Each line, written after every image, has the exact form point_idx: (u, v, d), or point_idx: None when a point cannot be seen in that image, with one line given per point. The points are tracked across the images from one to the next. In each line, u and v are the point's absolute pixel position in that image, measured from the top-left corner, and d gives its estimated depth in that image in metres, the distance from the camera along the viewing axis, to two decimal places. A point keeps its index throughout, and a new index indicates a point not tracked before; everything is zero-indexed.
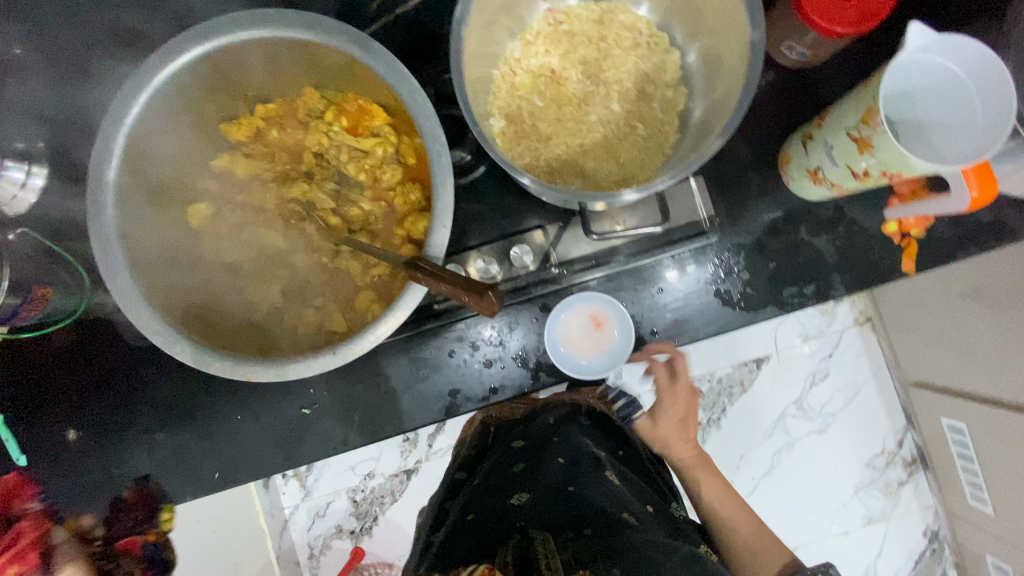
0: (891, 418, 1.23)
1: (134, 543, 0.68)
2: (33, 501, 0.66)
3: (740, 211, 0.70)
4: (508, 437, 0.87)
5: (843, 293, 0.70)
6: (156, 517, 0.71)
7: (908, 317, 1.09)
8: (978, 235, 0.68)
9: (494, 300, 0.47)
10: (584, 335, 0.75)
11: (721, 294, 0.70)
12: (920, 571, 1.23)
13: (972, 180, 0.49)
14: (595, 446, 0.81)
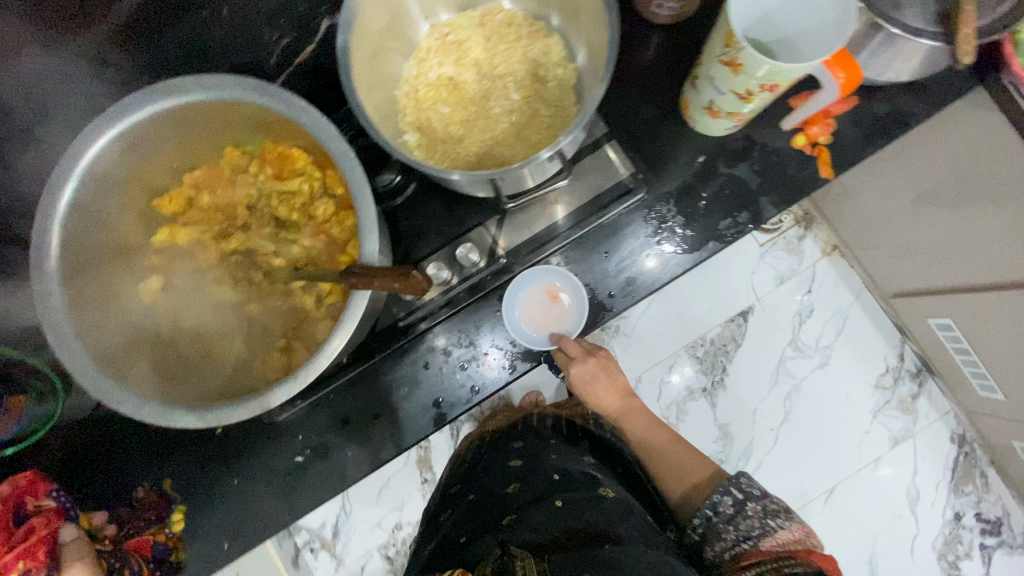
0: (886, 334, 1.28)
1: (144, 543, 0.72)
2: (48, 498, 0.66)
3: (659, 162, 0.74)
4: (503, 455, 0.88)
5: (776, 212, 0.73)
6: (167, 517, 0.72)
7: (869, 236, 1.16)
8: (877, 128, 0.73)
9: (421, 277, 0.51)
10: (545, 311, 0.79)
11: (663, 244, 0.74)
12: (961, 479, 1.26)
13: (837, 69, 0.53)
14: (592, 467, 0.81)
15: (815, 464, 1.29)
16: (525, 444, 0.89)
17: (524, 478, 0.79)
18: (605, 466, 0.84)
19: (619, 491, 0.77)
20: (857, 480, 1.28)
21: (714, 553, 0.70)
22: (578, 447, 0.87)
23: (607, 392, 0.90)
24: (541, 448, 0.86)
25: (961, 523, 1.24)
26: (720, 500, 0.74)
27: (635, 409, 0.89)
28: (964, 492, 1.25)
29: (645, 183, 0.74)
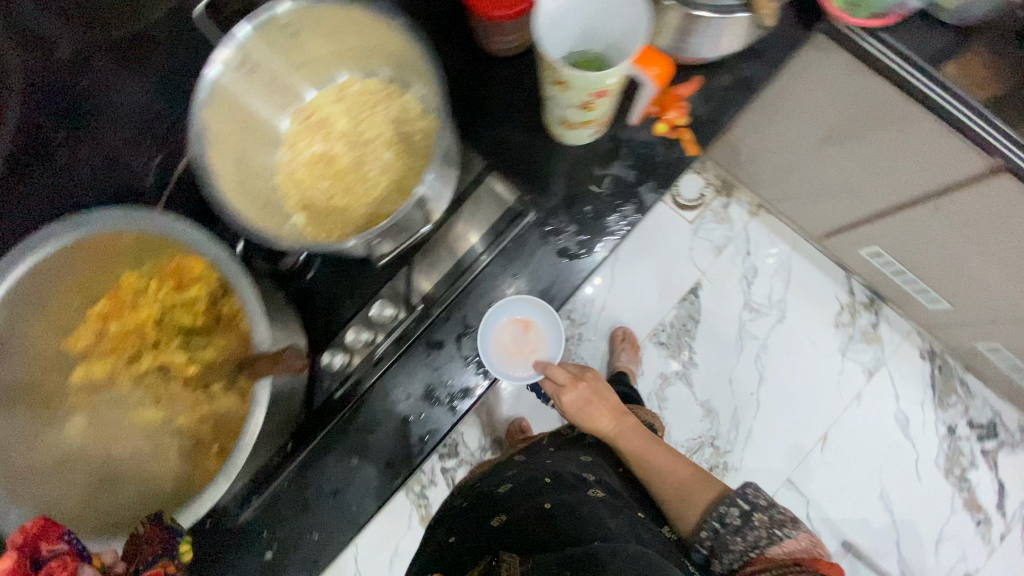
0: (826, 276, 1.45)
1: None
2: None
3: (541, 179, 0.78)
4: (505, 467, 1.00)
5: (658, 197, 0.78)
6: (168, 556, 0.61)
7: (793, 184, 1.31)
8: (728, 98, 0.78)
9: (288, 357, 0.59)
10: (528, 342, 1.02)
11: (563, 252, 0.77)
12: (941, 390, 1.40)
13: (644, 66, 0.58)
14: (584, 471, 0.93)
15: (802, 413, 1.42)
16: (528, 456, 1.02)
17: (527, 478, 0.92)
18: (600, 461, 0.97)
19: (612, 490, 0.89)
20: (847, 418, 1.41)
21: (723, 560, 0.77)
22: (573, 455, 0.98)
23: (602, 417, 0.97)
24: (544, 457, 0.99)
25: (955, 435, 1.39)
26: (726, 512, 0.81)
27: (630, 427, 0.96)
28: (945, 404, 1.40)
29: (533, 202, 0.78)
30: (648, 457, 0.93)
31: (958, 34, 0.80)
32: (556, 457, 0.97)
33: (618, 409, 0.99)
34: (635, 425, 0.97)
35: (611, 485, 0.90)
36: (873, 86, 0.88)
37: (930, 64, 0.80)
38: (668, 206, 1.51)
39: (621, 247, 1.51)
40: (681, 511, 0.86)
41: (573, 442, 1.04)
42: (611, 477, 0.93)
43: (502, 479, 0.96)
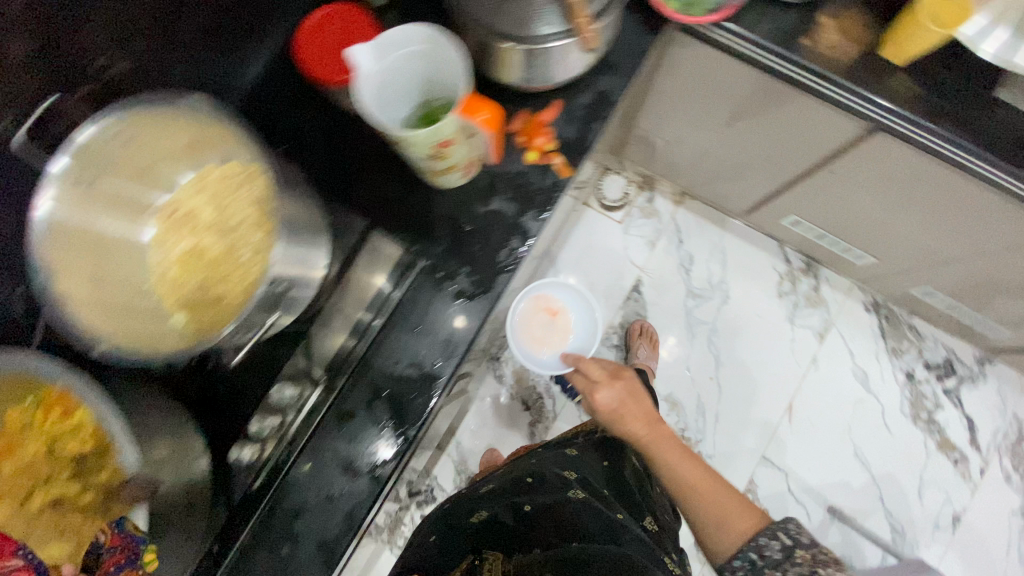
0: (760, 250, 1.47)
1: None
2: None
3: (424, 226, 0.77)
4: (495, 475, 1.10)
5: (543, 224, 0.78)
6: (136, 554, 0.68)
7: (705, 169, 1.33)
8: (590, 116, 0.79)
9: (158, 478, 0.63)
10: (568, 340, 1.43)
11: (458, 295, 0.76)
12: (891, 339, 1.42)
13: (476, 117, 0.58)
14: (569, 471, 1.04)
15: (764, 388, 1.43)
16: (517, 459, 1.14)
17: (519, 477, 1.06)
18: (585, 454, 1.10)
19: (592, 487, 1.00)
20: (808, 384, 1.42)
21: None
22: (563, 459, 1.08)
23: (635, 421, 0.99)
24: (532, 459, 1.10)
25: (914, 380, 1.40)
26: (765, 544, 0.83)
27: (664, 436, 0.97)
28: (898, 351, 1.42)
29: (419, 252, 0.77)
30: (686, 471, 0.92)
31: (801, 12, 0.81)
32: (542, 459, 1.09)
33: (650, 416, 1.01)
34: (668, 435, 0.98)
35: (593, 483, 1.01)
36: (746, 76, 0.88)
37: (786, 41, 0.80)
38: (594, 209, 1.55)
39: (559, 259, 1.54)
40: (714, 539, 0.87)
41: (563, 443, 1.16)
42: (594, 475, 1.05)
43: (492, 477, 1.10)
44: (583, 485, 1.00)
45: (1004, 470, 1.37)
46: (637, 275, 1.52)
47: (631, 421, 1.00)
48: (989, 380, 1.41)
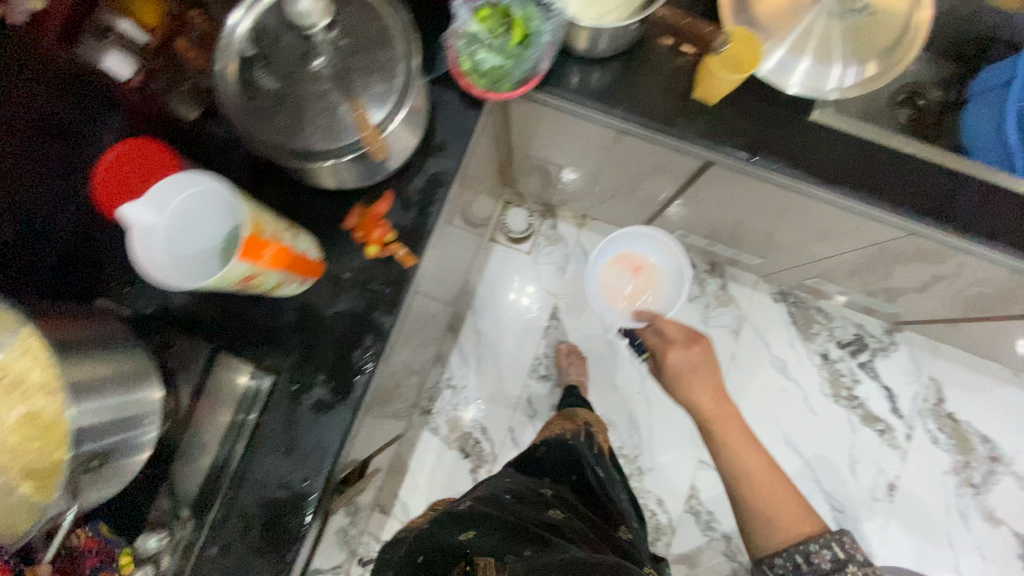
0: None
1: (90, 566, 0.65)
2: None
3: (273, 339, 0.76)
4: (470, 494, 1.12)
5: (395, 317, 0.76)
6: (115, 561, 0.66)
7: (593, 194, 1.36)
8: (424, 200, 0.78)
9: None
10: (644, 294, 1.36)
11: (316, 404, 0.75)
12: (802, 324, 1.46)
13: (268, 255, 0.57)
14: (543, 487, 1.13)
15: None
16: (490, 478, 1.18)
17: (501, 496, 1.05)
18: (558, 481, 1.18)
19: (569, 505, 1.09)
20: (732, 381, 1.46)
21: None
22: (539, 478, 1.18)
23: (705, 396, 1.00)
24: (508, 481, 1.14)
25: (829, 360, 1.45)
26: (814, 551, 0.84)
27: (728, 415, 0.99)
28: (811, 335, 1.46)
29: (272, 368, 0.75)
30: (750, 464, 0.94)
31: (621, 61, 0.79)
32: (517, 482, 1.14)
33: (720, 392, 1.01)
34: (733, 414, 0.99)
35: (569, 500, 1.11)
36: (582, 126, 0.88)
37: (606, 93, 0.79)
38: (502, 244, 1.55)
39: (475, 299, 1.54)
40: (753, 538, 0.91)
41: (532, 464, 1.23)
42: (567, 492, 1.15)
43: (470, 498, 1.07)
44: (562, 504, 1.08)
45: (929, 433, 1.42)
46: (553, 302, 1.53)
47: (701, 395, 1.00)
48: (901, 347, 1.46)
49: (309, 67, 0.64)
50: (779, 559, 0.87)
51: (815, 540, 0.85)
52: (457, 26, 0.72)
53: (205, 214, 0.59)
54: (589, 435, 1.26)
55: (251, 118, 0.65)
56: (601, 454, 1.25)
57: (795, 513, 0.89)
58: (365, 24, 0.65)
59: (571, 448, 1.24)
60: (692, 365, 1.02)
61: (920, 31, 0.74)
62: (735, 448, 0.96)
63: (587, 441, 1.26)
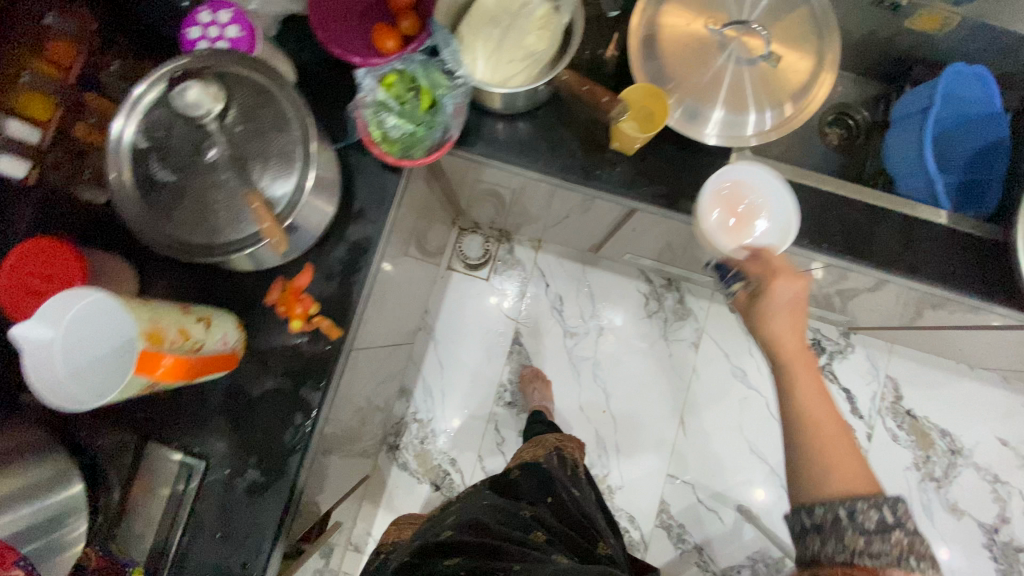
0: (622, 277, 1.51)
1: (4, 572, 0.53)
2: None
3: (201, 424, 0.75)
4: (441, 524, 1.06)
5: (325, 393, 0.75)
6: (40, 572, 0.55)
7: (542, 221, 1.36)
8: (346, 271, 0.76)
9: None
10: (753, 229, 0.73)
11: (250, 486, 0.74)
12: None
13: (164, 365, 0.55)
14: (519, 510, 1.04)
15: (656, 407, 1.48)
16: (465, 498, 1.11)
17: (482, 520, 1.02)
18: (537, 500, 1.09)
19: (548, 527, 1.02)
20: (694, 394, 1.48)
21: (819, 539, 0.57)
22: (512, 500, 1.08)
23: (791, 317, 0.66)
24: (485, 502, 1.07)
25: None
26: (861, 510, 0.55)
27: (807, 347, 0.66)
28: None
29: (206, 452, 0.75)
30: (811, 405, 0.62)
31: (534, 118, 0.79)
32: (492, 505, 1.06)
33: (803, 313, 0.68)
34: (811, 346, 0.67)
35: (548, 522, 1.03)
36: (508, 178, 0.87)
37: (526, 149, 0.79)
38: (459, 272, 1.55)
39: (436, 329, 1.53)
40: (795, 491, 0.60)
41: (505, 482, 1.12)
42: (546, 513, 1.05)
43: (447, 525, 1.03)
44: (540, 526, 1.02)
45: (890, 431, 1.44)
46: (515, 326, 1.52)
47: (774, 329, 0.66)
48: (857, 348, 1.48)
49: (204, 159, 0.62)
50: (815, 509, 0.58)
51: (865, 497, 0.56)
52: (364, 95, 0.71)
53: (100, 340, 0.55)
54: (564, 457, 1.18)
55: (154, 215, 0.62)
56: (580, 475, 1.17)
57: (855, 473, 0.57)
58: (260, 107, 0.63)
59: (543, 464, 1.15)
60: (787, 307, 0.65)
61: (829, 66, 0.72)
62: (791, 379, 0.64)
63: (563, 464, 1.17)
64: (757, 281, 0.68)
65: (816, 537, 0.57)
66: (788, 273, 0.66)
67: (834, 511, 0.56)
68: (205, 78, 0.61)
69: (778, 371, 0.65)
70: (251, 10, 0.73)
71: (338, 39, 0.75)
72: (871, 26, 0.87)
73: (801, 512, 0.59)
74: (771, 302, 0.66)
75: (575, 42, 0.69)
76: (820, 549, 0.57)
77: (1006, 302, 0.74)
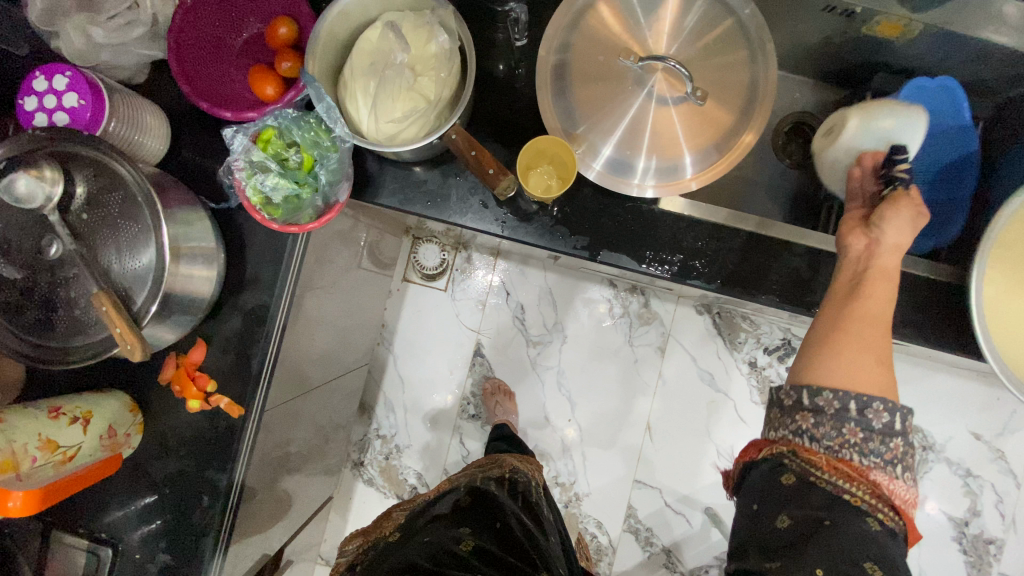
0: (584, 281, 1.45)
1: None
2: None
3: (109, 506, 0.72)
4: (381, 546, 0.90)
5: (232, 471, 0.71)
6: None
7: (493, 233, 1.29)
8: (246, 345, 0.71)
9: None
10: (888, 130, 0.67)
11: (163, 568, 0.71)
12: (729, 334, 1.42)
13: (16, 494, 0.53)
14: (460, 540, 0.84)
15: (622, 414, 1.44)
16: (408, 530, 0.91)
17: (420, 566, 0.81)
18: (482, 535, 0.86)
19: (491, 563, 0.82)
20: (661, 399, 1.43)
21: (814, 419, 0.55)
22: (454, 528, 0.87)
23: (885, 222, 0.58)
24: (425, 539, 0.86)
25: (758, 368, 1.41)
26: (873, 408, 0.53)
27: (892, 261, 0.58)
28: (737, 344, 1.42)
29: (114, 535, 0.72)
30: (877, 312, 0.57)
31: (442, 166, 0.72)
32: (432, 541, 0.86)
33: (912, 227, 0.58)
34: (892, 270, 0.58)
35: (492, 555, 0.83)
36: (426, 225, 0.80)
37: (433, 200, 0.72)
38: (416, 283, 1.48)
39: (395, 344, 1.49)
40: (809, 375, 0.56)
41: (450, 508, 0.93)
42: (488, 541, 0.85)
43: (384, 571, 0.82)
44: (483, 565, 0.81)
45: None
46: (476, 337, 1.48)
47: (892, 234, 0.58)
48: None
49: (48, 257, 0.56)
50: (820, 393, 0.55)
51: (881, 399, 0.53)
52: (238, 158, 0.63)
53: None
54: (516, 483, 0.98)
55: (8, 314, 0.57)
56: (538, 500, 0.96)
57: (882, 378, 0.55)
58: (107, 191, 0.57)
59: (492, 491, 0.95)
60: (910, 223, 0.58)
61: (765, 100, 0.63)
62: (863, 287, 0.58)
63: (513, 489, 0.97)
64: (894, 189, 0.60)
65: (811, 417, 0.55)
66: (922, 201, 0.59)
67: (844, 401, 0.53)
68: (35, 164, 0.55)
69: (857, 275, 0.59)
70: (105, 62, 0.65)
71: (211, 88, 0.67)
72: (824, 33, 0.77)
73: (804, 393, 0.56)
74: (896, 217, 0.58)
75: (468, 88, 0.60)
76: (810, 429, 0.55)
77: (951, 343, 0.70)
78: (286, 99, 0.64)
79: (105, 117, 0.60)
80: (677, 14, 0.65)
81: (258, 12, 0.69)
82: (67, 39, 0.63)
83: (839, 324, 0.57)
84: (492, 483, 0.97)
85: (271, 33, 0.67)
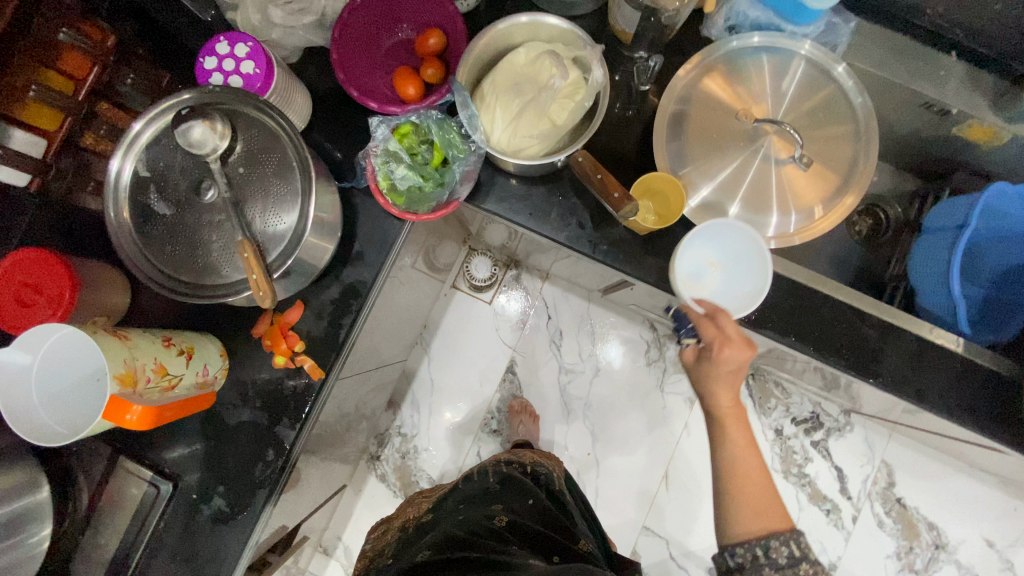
0: (625, 320, 1.49)
1: None
2: None
3: (174, 444, 0.76)
4: (413, 526, 0.92)
5: (301, 431, 0.75)
6: None
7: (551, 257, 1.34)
8: (337, 314, 0.75)
9: None
10: (699, 279, 0.72)
11: (216, 514, 0.74)
12: (758, 396, 1.39)
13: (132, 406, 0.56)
14: (493, 514, 0.86)
15: (639, 455, 1.45)
16: (439, 510, 0.92)
17: (453, 535, 0.83)
18: (513, 512, 0.87)
19: (522, 536, 0.83)
20: (682, 447, 1.45)
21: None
22: (483, 506, 0.89)
23: (722, 391, 0.69)
24: (460, 517, 0.88)
25: (783, 436, 1.37)
26: (774, 548, 0.66)
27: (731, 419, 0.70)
28: (767, 409, 1.38)
29: (175, 471, 0.75)
30: (743, 462, 0.70)
31: (546, 184, 0.77)
32: (468, 519, 0.87)
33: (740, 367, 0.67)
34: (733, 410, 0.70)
35: (526, 529, 0.84)
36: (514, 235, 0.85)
37: (534, 213, 0.77)
38: (463, 292, 1.53)
39: (431, 348, 1.52)
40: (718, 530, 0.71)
41: (478, 493, 0.93)
42: (522, 515, 0.86)
43: (422, 546, 0.83)
44: (514, 537, 0.83)
45: (877, 516, 1.34)
46: (511, 354, 1.51)
47: (716, 387, 0.69)
48: (856, 428, 1.37)
49: (201, 198, 0.61)
50: (736, 552, 0.68)
51: (773, 535, 0.67)
52: (376, 144, 0.69)
53: (76, 362, 0.58)
54: (538, 475, 0.97)
55: (151, 242, 0.62)
56: (560, 489, 0.95)
57: (773, 510, 0.68)
58: (264, 151, 0.63)
59: (519, 476, 0.94)
60: (728, 367, 0.66)
61: (863, 180, 0.69)
62: (723, 439, 0.71)
63: (536, 481, 0.96)
64: (706, 344, 0.66)
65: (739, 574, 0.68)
66: (734, 342, 0.65)
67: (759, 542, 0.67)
68: (211, 117, 0.60)
69: (715, 428, 0.72)
70: (273, 39, 0.72)
71: (359, 78, 0.74)
72: (915, 125, 0.82)
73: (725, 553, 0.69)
74: (716, 369, 0.66)
75: (600, 118, 0.65)
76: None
77: (1005, 436, 0.72)
78: (429, 100, 0.71)
79: (271, 88, 0.67)
80: (790, 87, 0.71)
81: (412, 21, 0.77)
82: (246, 15, 0.71)
83: (725, 482, 0.71)
84: (517, 470, 0.97)
85: (421, 40, 0.74)
